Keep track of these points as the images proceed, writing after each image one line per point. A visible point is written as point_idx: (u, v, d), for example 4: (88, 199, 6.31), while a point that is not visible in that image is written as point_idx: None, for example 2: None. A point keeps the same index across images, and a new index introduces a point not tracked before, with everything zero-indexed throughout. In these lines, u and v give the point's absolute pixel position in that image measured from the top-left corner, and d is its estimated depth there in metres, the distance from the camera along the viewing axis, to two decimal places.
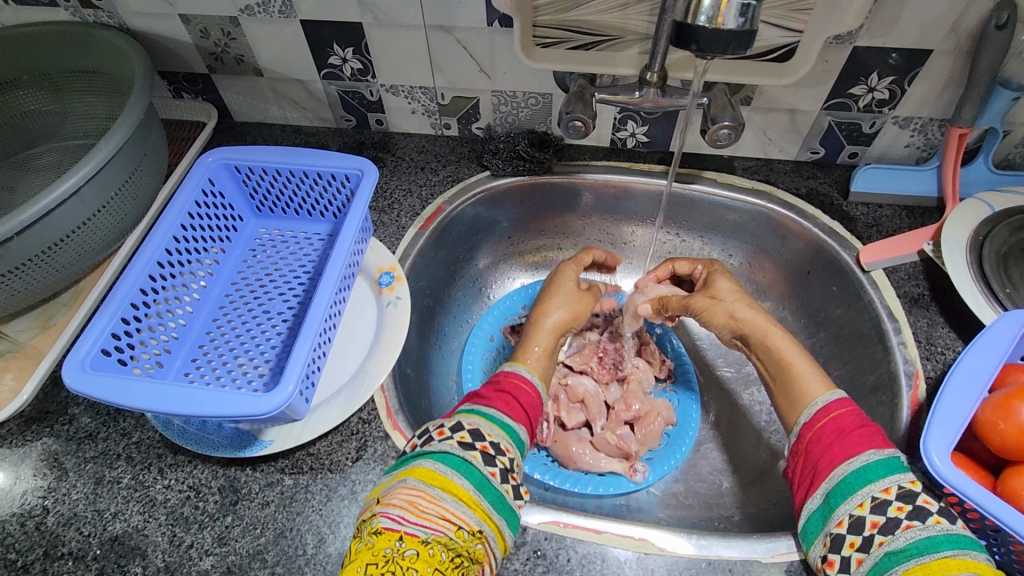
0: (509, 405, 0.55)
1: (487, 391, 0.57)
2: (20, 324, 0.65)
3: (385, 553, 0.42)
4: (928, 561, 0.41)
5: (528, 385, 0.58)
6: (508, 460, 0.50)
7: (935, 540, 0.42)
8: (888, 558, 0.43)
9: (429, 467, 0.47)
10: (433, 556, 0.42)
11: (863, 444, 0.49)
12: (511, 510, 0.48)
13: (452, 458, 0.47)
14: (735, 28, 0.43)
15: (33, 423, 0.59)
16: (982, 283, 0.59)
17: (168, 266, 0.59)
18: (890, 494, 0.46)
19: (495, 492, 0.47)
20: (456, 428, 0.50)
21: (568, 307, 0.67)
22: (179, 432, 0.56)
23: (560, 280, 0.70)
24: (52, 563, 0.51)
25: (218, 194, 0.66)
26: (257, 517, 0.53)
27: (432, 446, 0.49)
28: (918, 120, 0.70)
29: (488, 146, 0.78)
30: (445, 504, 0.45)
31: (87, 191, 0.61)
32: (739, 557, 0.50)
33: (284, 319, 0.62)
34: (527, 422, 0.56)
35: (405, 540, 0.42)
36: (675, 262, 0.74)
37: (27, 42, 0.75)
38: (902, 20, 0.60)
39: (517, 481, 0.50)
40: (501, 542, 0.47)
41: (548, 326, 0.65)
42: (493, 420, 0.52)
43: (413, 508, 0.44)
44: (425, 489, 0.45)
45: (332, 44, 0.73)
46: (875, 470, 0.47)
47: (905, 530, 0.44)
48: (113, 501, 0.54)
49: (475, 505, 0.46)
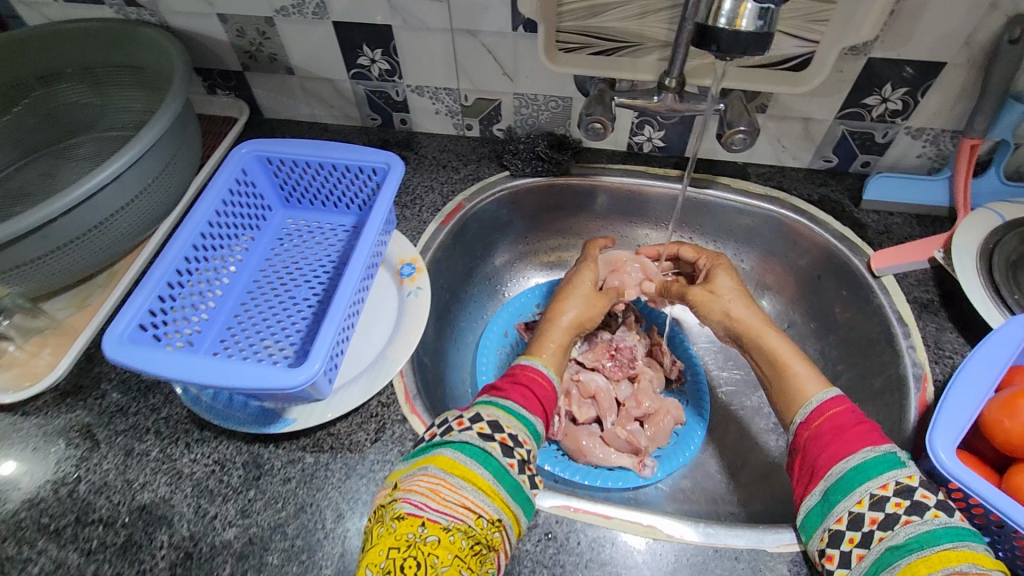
0: (525, 398, 0.57)
1: (503, 382, 0.58)
2: (59, 302, 0.68)
3: (407, 538, 0.43)
4: (928, 554, 0.43)
5: (545, 379, 0.60)
6: (525, 452, 0.52)
7: (936, 533, 0.44)
8: (889, 553, 0.44)
9: (449, 456, 0.48)
10: (453, 543, 0.44)
11: (860, 441, 0.51)
12: (526, 500, 0.49)
13: (472, 448, 0.49)
14: (753, 31, 0.45)
15: (68, 396, 0.61)
16: (991, 290, 0.60)
17: (201, 249, 0.62)
18: (888, 490, 0.47)
19: (513, 482, 0.49)
20: (475, 420, 0.52)
21: (582, 308, 0.68)
22: (207, 408, 0.58)
23: (577, 279, 0.71)
24: (83, 528, 0.53)
25: (250, 184, 0.69)
26: (279, 492, 0.55)
27: (451, 435, 0.50)
28: (931, 131, 0.71)
29: (510, 147, 0.80)
30: (464, 492, 0.46)
31: (127, 177, 0.64)
32: (746, 546, 0.52)
33: (309, 304, 0.64)
34: (542, 413, 0.57)
35: (427, 526, 0.44)
36: (681, 247, 0.76)
37: (73, 38, 0.79)
38: (916, 32, 0.62)
39: (532, 471, 0.51)
40: (516, 528, 0.48)
41: (564, 324, 0.66)
42: (511, 412, 0.54)
43: (435, 496, 0.45)
44: (445, 477, 0.46)
45: (362, 46, 0.76)
46: (874, 467, 0.48)
47: (904, 525, 0.45)
48: (142, 472, 0.56)
49: (493, 493, 0.47)
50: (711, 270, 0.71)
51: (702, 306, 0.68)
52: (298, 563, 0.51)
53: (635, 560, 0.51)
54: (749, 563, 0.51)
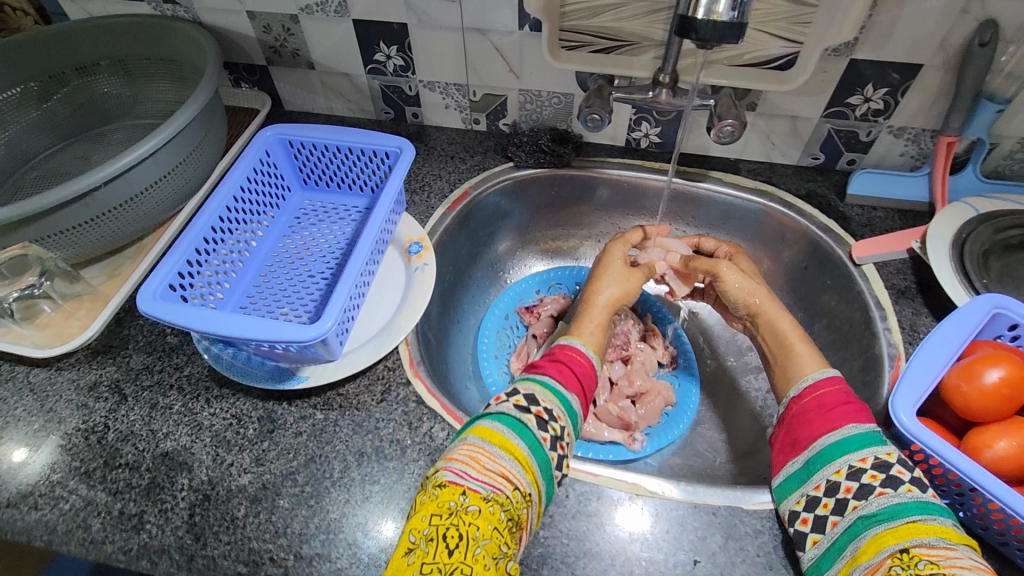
0: (562, 373, 0.59)
1: (542, 360, 0.61)
2: (92, 271, 0.73)
3: (449, 506, 0.46)
4: (898, 525, 0.45)
5: (583, 357, 0.62)
6: (559, 428, 0.54)
7: (906, 506, 0.45)
8: (860, 522, 0.47)
9: (488, 426, 0.51)
10: (493, 514, 0.46)
11: (843, 419, 0.53)
12: (551, 479, 0.51)
13: (509, 419, 0.52)
14: (728, 21, 0.50)
15: (98, 354, 0.66)
16: (962, 274, 0.64)
17: (226, 222, 0.67)
18: (866, 463, 0.49)
19: (545, 456, 0.51)
20: (512, 394, 0.55)
21: (619, 287, 0.71)
22: (227, 365, 0.63)
23: (608, 258, 0.74)
24: (110, 471, 0.58)
25: (272, 165, 0.75)
26: (291, 444, 0.59)
27: (490, 409, 0.54)
28: (912, 130, 0.76)
29: (514, 139, 0.85)
30: (503, 462, 0.49)
31: (162, 154, 0.69)
32: (725, 503, 0.55)
33: (323, 277, 0.70)
34: (579, 391, 0.59)
35: (468, 495, 0.46)
36: (702, 237, 0.79)
37: (111, 31, 0.85)
38: (893, 35, 0.66)
39: (563, 450, 0.53)
40: (541, 509, 0.50)
41: (602, 303, 0.69)
42: (548, 387, 0.56)
43: (474, 464, 0.48)
44: (484, 446, 0.49)
45: (379, 42, 0.81)
46: (853, 442, 0.50)
47: (877, 496, 0.47)
48: (166, 423, 0.61)
49: (528, 466, 0.49)
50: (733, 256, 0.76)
51: (727, 281, 0.71)
52: (307, 507, 0.55)
53: (619, 513, 0.55)
54: (726, 518, 0.55)
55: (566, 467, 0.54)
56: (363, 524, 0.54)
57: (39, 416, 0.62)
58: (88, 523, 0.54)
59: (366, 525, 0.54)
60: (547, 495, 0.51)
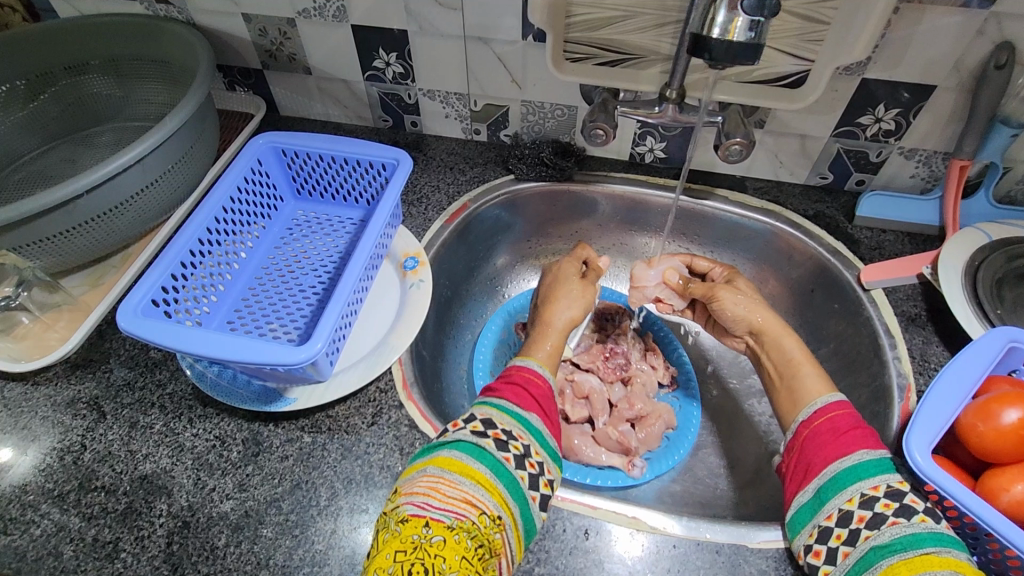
0: (519, 396, 0.55)
1: (498, 383, 0.57)
2: (74, 280, 0.71)
3: (412, 540, 0.43)
4: (911, 556, 0.42)
5: (541, 379, 0.58)
6: (522, 447, 0.50)
7: (920, 537, 0.43)
8: (873, 552, 0.44)
9: (447, 455, 0.48)
10: (459, 542, 0.43)
11: (857, 443, 0.51)
12: (524, 498, 0.48)
13: (467, 445, 0.49)
14: (744, 41, 0.48)
15: (78, 368, 0.64)
16: (975, 304, 0.62)
17: (214, 233, 0.64)
18: (879, 491, 0.47)
19: (510, 477, 0.48)
20: (469, 420, 0.52)
21: (573, 304, 0.68)
22: (212, 385, 0.61)
23: (562, 277, 0.71)
24: (85, 494, 0.55)
25: (264, 174, 0.73)
26: (276, 468, 0.56)
27: (447, 436, 0.50)
28: (923, 152, 0.74)
29: (515, 152, 0.82)
30: (465, 487, 0.46)
31: (150, 160, 0.67)
32: (727, 541, 0.53)
33: (315, 292, 0.67)
34: (541, 413, 0.55)
35: (432, 526, 0.43)
36: (696, 258, 0.77)
37: (100, 30, 0.82)
38: (908, 56, 0.64)
39: (534, 469, 0.50)
40: (517, 534, 0.47)
41: (558, 325, 0.66)
42: (505, 410, 0.53)
43: (435, 494, 0.45)
44: (443, 475, 0.46)
45: (378, 49, 0.79)
46: (867, 469, 0.48)
47: (890, 526, 0.45)
48: (146, 443, 0.58)
49: (493, 488, 0.46)
50: (729, 276, 0.74)
51: (727, 304, 0.69)
52: (291, 537, 0.52)
53: (619, 549, 0.52)
54: (729, 557, 0.52)
55: (543, 486, 0.50)
56: (351, 556, 0.51)
57: (12, 432, 0.59)
58: (60, 551, 0.52)
59: (354, 557, 0.51)
60: (524, 517, 0.48)
